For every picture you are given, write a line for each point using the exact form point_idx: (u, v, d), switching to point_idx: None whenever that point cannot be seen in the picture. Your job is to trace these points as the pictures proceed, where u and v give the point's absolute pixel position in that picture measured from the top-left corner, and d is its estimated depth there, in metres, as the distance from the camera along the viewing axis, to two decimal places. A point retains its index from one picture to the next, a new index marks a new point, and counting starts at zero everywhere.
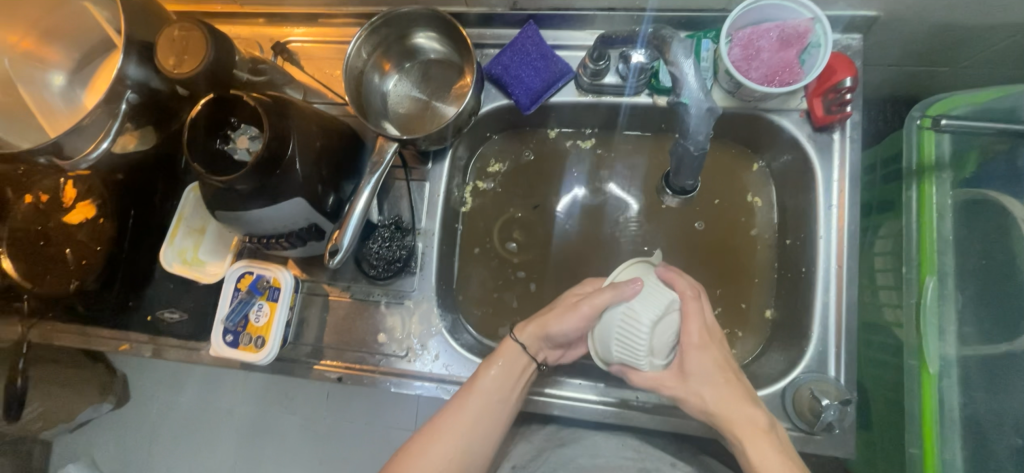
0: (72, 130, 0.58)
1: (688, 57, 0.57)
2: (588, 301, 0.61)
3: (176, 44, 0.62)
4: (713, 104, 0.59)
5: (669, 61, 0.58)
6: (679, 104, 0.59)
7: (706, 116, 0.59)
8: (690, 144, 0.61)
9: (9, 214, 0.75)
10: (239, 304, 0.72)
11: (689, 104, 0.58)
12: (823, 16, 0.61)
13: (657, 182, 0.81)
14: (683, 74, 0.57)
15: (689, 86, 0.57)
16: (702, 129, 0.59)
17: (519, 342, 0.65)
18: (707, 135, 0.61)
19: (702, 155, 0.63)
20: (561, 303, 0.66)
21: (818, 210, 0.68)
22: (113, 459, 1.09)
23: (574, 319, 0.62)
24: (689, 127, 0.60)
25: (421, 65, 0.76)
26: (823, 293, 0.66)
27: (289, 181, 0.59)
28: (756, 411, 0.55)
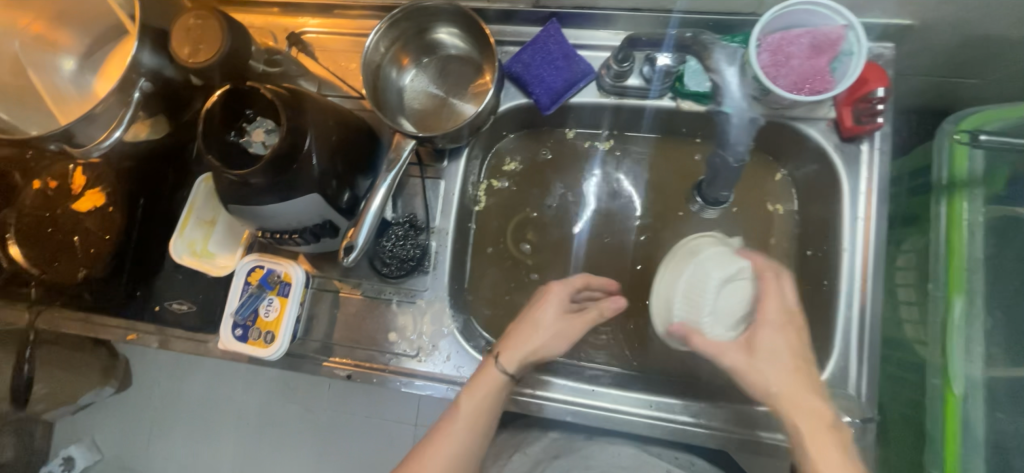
0: (85, 118, 0.57)
1: (733, 65, 0.63)
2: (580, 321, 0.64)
3: (192, 33, 0.60)
4: (755, 114, 0.66)
5: (710, 67, 0.63)
6: (723, 110, 0.66)
7: (746, 124, 0.65)
8: (731, 155, 0.63)
9: (18, 199, 0.75)
10: (250, 299, 0.71)
11: (732, 112, 0.65)
12: (857, 23, 0.60)
13: (688, 190, 0.79)
14: (726, 82, 0.64)
15: (732, 95, 0.65)
16: (742, 141, 0.63)
17: (501, 370, 0.62)
18: (748, 148, 0.63)
19: (742, 167, 0.64)
20: (535, 319, 0.64)
21: (843, 222, 0.66)
22: (115, 446, 1.10)
23: (564, 340, 0.63)
24: (729, 137, 0.65)
25: (440, 60, 0.74)
26: (845, 307, 0.65)
27: (305, 177, 0.58)
28: (820, 406, 0.54)
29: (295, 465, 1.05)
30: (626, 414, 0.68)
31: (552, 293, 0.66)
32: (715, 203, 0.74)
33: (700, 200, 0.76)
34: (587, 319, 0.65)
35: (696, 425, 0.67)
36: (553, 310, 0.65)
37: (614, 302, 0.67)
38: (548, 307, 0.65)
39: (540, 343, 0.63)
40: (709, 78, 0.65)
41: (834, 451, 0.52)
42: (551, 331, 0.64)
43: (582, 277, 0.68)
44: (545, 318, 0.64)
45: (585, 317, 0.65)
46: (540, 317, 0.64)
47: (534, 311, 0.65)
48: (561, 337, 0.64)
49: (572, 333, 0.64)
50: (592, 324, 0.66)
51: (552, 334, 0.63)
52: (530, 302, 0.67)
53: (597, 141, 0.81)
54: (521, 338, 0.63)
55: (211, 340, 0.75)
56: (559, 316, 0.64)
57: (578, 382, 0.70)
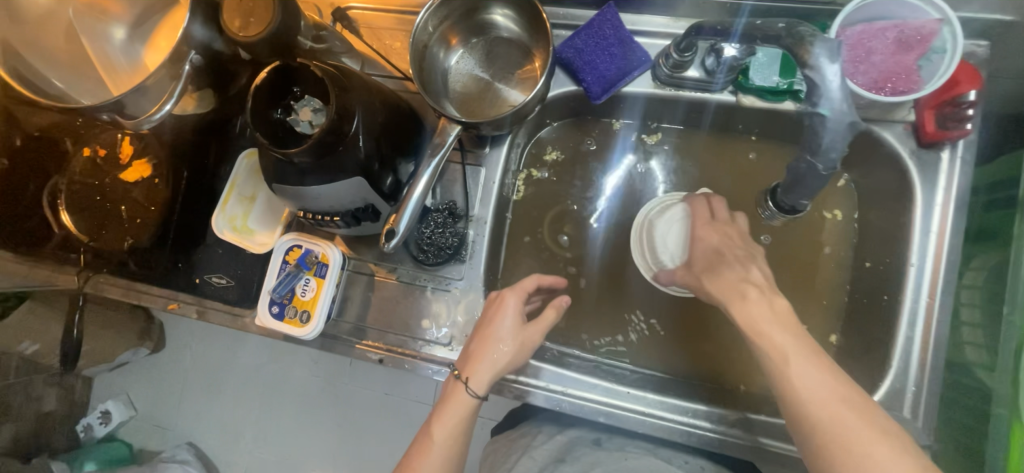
0: (137, 89, 0.57)
1: (836, 62, 0.49)
2: (534, 331, 0.63)
3: (244, 4, 0.59)
4: (857, 120, 0.50)
5: (808, 64, 0.50)
6: (815, 114, 0.51)
7: (845, 131, 0.50)
8: (820, 164, 0.52)
9: (67, 167, 0.76)
10: (287, 278, 0.71)
11: (829, 117, 0.50)
12: (954, 18, 0.54)
13: (759, 194, 0.74)
14: (821, 83, 0.50)
15: (830, 94, 0.49)
16: (837, 148, 0.51)
17: (472, 392, 0.60)
18: (843, 153, 0.51)
19: (831, 177, 0.54)
20: (493, 332, 0.62)
21: (913, 234, 0.62)
22: (150, 404, 1.14)
23: (521, 351, 0.62)
24: (821, 141, 0.51)
25: (488, 41, 0.71)
26: (907, 325, 0.62)
27: (350, 159, 0.57)
28: (753, 294, 0.57)
29: (314, 436, 1.07)
30: (661, 419, 0.66)
31: (507, 304, 0.63)
32: (791, 212, 0.68)
33: (773, 208, 0.70)
34: (542, 323, 0.64)
35: (735, 436, 0.64)
36: (512, 321, 0.63)
37: (561, 300, 0.66)
38: (507, 319, 0.62)
39: (507, 358, 0.61)
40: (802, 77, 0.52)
41: (766, 321, 0.55)
42: (513, 342, 0.62)
43: (532, 281, 0.66)
44: (505, 331, 0.62)
45: (541, 321, 0.64)
46: (500, 330, 0.62)
47: (493, 325, 0.62)
48: (524, 345, 0.63)
49: (533, 339, 0.63)
50: (548, 326, 0.65)
51: (516, 345, 0.62)
52: (487, 314, 0.64)
53: (643, 134, 0.78)
54: (487, 356, 0.61)
55: (246, 316, 0.76)
56: (518, 325, 0.63)
57: (613, 383, 0.68)
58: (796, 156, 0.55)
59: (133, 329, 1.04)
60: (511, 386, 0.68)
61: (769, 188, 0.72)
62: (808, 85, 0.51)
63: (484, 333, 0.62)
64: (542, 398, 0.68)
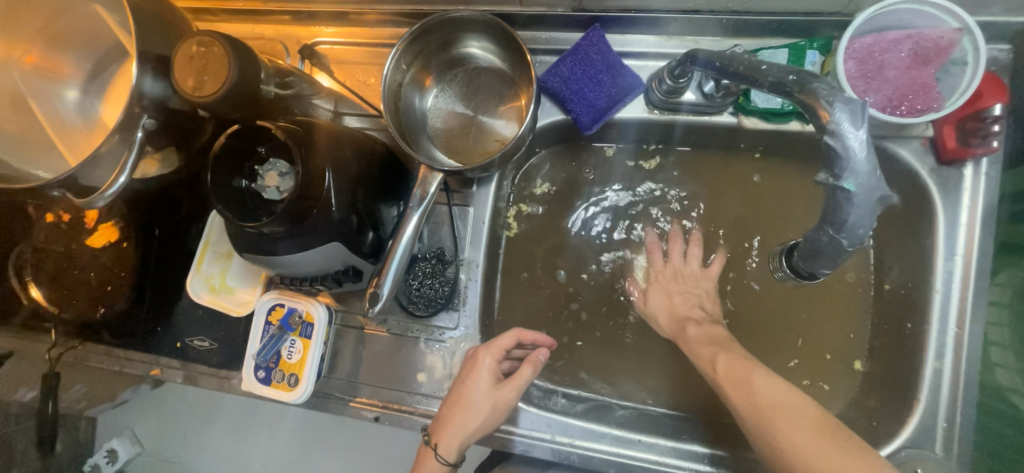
0: (90, 161, 0.52)
1: (860, 127, 0.39)
2: (509, 389, 0.60)
3: (195, 62, 0.53)
4: (886, 191, 0.42)
5: (826, 131, 0.40)
6: (838, 189, 0.42)
7: (874, 206, 0.42)
8: (844, 238, 0.45)
9: (30, 235, 0.72)
10: (271, 340, 0.67)
11: (856, 192, 0.41)
12: (975, 26, 0.50)
13: (777, 245, 0.69)
14: (842, 156, 0.40)
15: (855, 166, 0.40)
16: (865, 224, 0.43)
17: (439, 457, 0.58)
18: (870, 229, 0.44)
19: (857, 250, 0.47)
20: (463, 393, 0.59)
21: (937, 258, 0.59)
22: (155, 439, 0.91)
23: (493, 412, 0.59)
24: (847, 219, 0.43)
25: (466, 74, 0.66)
26: (933, 356, 0.59)
27: (324, 223, 0.53)
28: (693, 330, 0.64)
29: None
30: (678, 469, 0.62)
31: (481, 364, 0.60)
32: (808, 277, 0.60)
33: (788, 271, 0.63)
34: (518, 382, 0.60)
35: None
36: (484, 382, 0.59)
37: (539, 355, 0.61)
38: (479, 382, 0.59)
39: (478, 421, 0.59)
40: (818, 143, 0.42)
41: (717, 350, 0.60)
42: (485, 404, 0.59)
43: (510, 337, 0.61)
44: (477, 393, 0.59)
45: (517, 379, 0.60)
46: (471, 391, 0.59)
47: (465, 387, 0.60)
48: (498, 407, 0.60)
49: (507, 399, 0.60)
50: (526, 384, 0.61)
51: (488, 407, 0.59)
52: (461, 374, 0.61)
53: (642, 159, 0.72)
54: (457, 420, 0.59)
55: (233, 377, 0.71)
56: (491, 386, 0.59)
57: (624, 430, 0.64)
58: (816, 225, 0.48)
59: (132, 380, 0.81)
60: (511, 440, 0.64)
61: (784, 248, 0.65)
62: (826, 152, 0.42)
63: (455, 394, 0.60)
64: (548, 451, 0.64)
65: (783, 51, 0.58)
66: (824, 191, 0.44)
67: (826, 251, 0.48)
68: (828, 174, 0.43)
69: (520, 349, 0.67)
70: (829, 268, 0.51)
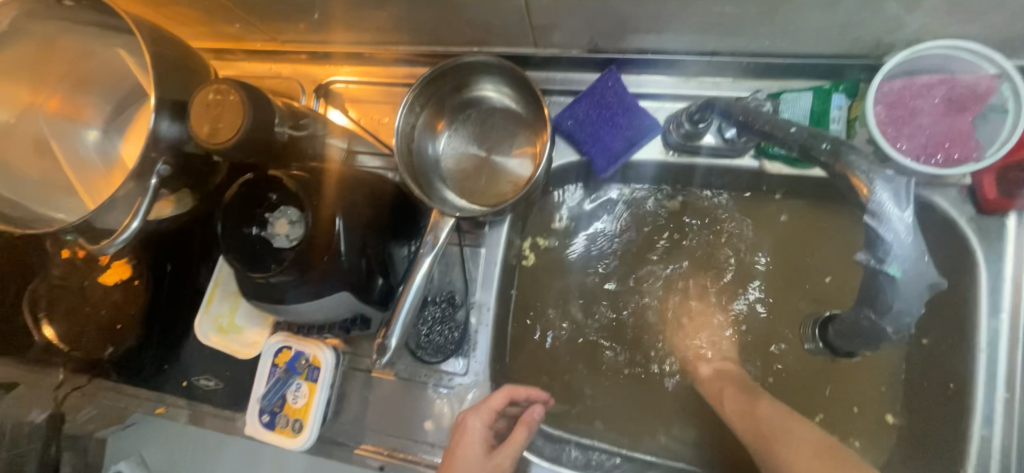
0: (104, 205, 0.52)
1: (905, 209, 0.42)
2: (503, 455, 0.57)
3: (211, 110, 0.53)
4: (934, 279, 0.44)
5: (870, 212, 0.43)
6: (881, 272, 0.44)
7: (921, 292, 0.44)
8: (889, 325, 0.46)
9: (47, 270, 0.72)
10: (278, 384, 0.65)
11: (902, 278, 0.43)
12: (1015, 72, 0.48)
13: (805, 291, 0.65)
14: (885, 236, 0.43)
15: (898, 250, 0.43)
16: (910, 309, 0.45)
17: None
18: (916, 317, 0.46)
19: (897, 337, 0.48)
20: (453, 466, 0.56)
21: (981, 313, 0.55)
22: None
23: None
24: (892, 305, 0.45)
25: (478, 115, 0.65)
26: (983, 421, 0.55)
27: (333, 273, 0.51)
28: (703, 366, 0.64)
29: None
30: None
31: (472, 428, 0.58)
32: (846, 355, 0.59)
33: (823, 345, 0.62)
34: (513, 444, 0.58)
35: None
36: (476, 450, 0.57)
37: (534, 413, 0.60)
38: (470, 449, 0.57)
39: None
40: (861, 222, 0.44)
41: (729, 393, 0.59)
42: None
43: (502, 395, 0.60)
44: (470, 463, 0.56)
45: (511, 443, 0.58)
46: (463, 461, 0.56)
47: (456, 457, 0.57)
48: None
49: (502, 466, 0.57)
50: (520, 448, 0.58)
51: None
52: (451, 443, 0.59)
53: (661, 196, 0.69)
54: None
55: (238, 418, 0.70)
56: (484, 451, 0.57)
57: None
58: (854, 308, 0.48)
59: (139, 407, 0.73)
60: None
61: (819, 318, 0.63)
62: (871, 234, 0.44)
63: (444, 468, 0.57)
64: None
65: (808, 96, 0.56)
66: (864, 272, 0.46)
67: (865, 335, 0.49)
68: (869, 255, 0.45)
69: (513, 407, 0.64)
70: (866, 348, 0.52)
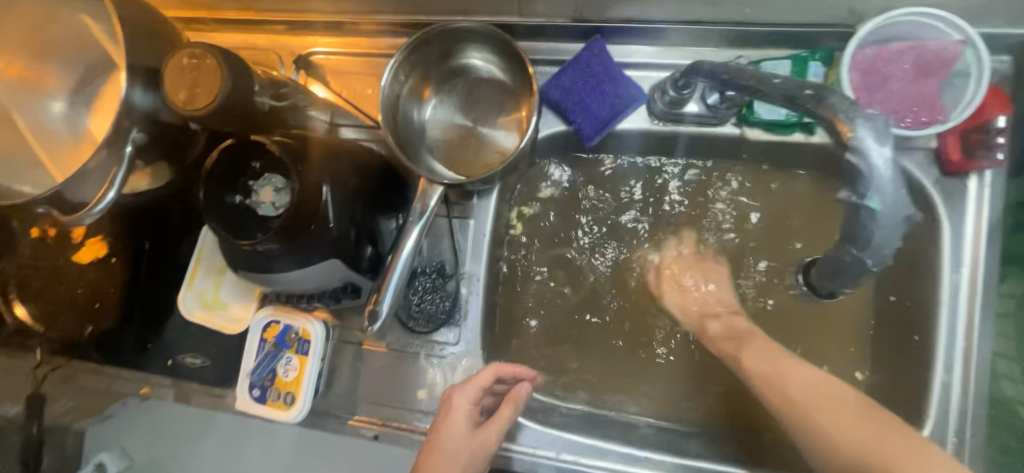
0: (76, 177, 0.50)
1: (885, 143, 0.41)
2: (489, 431, 0.58)
3: (187, 75, 0.51)
4: (910, 211, 0.43)
5: (849, 148, 0.41)
6: (862, 207, 0.43)
7: (900, 224, 0.43)
8: (869, 259, 0.45)
9: (14, 251, 0.69)
10: (267, 358, 0.65)
11: (881, 210, 0.43)
12: (977, 39, 0.50)
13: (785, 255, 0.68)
14: (863, 172, 0.42)
15: (880, 183, 0.42)
16: (890, 242, 0.44)
17: None
18: (896, 248, 0.45)
19: (879, 270, 0.47)
20: (438, 442, 0.57)
21: (941, 269, 0.59)
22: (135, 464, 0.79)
23: (473, 459, 0.57)
24: (871, 238, 0.44)
25: (464, 83, 0.65)
26: (942, 369, 0.59)
27: (322, 240, 0.51)
28: (712, 324, 0.64)
29: None
30: None
31: (457, 407, 0.59)
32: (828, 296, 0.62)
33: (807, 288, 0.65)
34: (499, 421, 0.59)
35: None
36: (462, 427, 0.58)
37: (520, 391, 0.61)
38: (456, 426, 0.58)
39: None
40: (843, 158, 0.43)
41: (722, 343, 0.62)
42: (464, 450, 0.57)
43: (489, 373, 0.60)
44: (456, 439, 0.57)
45: (498, 420, 0.59)
46: (449, 438, 0.57)
47: (441, 435, 0.58)
48: (478, 452, 0.57)
49: (489, 443, 0.58)
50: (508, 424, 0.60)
51: (467, 455, 0.57)
52: (437, 420, 0.59)
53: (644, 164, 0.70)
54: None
55: (228, 395, 0.69)
56: (470, 428, 0.58)
57: (630, 447, 0.63)
58: (836, 246, 0.49)
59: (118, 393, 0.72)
60: (520, 459, 0.63)
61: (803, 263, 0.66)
62: (851, 170, 0.43)
63: (430, 443, 0.58)
64: (553, 469, 0.63)
65: (786, 63, 0.57)
66: (846, 210, 0.45)
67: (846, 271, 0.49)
68: (851, 192, 0.44)
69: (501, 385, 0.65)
70: (849, 286, 0.52)
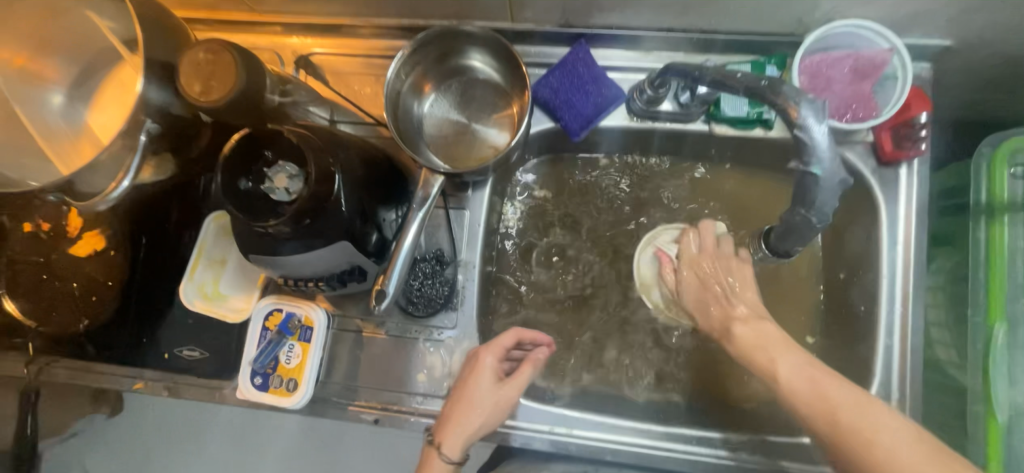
0: (89, 167, 0.52)
1: (822, 121, 0.48)
2: (510, 386, 0.64)
3: (203, 69, 0.55)
4: (844, 175, 0.51)
5: (793, 124, 0.49)
6: (808, 173, 0.50)
7: (836, 187, 0.51)
8: (814, 216, 0.53)
9: (7, 244, 0.69)
10: (269, 346, 0.67)
11: (822, 176, 0.50)
12: (902, 47, 0.59)
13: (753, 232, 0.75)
14: (809, 143, 0.48)
15: (822, 155, 0.49)
16: (830, 202, 0.51)
17: (446, 458, 0.61)
18: (833, 207, 0.52)
19: (823, 227, 0.54)
20: (464, 393, 0.63)
21: (884, 247, 0.67)
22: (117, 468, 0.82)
23: (497, 409, 0.63)
24: (815, 199, 0.51)
25: (463, 82, 0.70)
26: (885, 334, 0.67)
27: (332, 224, 0.54)
28: (740, 328, 0.65)
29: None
30: (667, 449, 0.66)
31: (483, 363, 0.63)
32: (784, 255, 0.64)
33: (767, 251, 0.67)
34: (519, 380, 0.64)
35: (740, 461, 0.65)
36: (486, 382, 0.63)
37: (538, 354, 0.65)
38: (481, 380, 0.63)
39: (481, 420, 0.62)
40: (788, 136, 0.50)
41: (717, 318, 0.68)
42: (488, 403, 0.62)
43: (510, 337, 0.65)
44: (480, 392, 0.62)
45: (518, 378, 0.64)
46: (475, 391, 0.62)
47: (468, 387, 0.63)
48: (499, 404, 0.63)
49: (509, 397, 0.63)
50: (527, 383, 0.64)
51: (490, 406, 0.62)
52: (464, 373, 0.64)
53: (626, 160, 0.77)
54: (461, 420, 0.61)
55: (224, 386, 0.70)
56: (493, 384, 0.63)
57: (618, 418, 0.68)
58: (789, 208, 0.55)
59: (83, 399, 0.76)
60: (518, 435, 0.67)
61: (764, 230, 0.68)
62: (796, 143, 0.50)
63: (457, 394, 0.63)
64: (547, 442, 0.67)
65: (747, 67, 0.65)
66: (795, 177, 0.52)
67: (796, 230, 0.55)
68: (798, 162, 0.51)
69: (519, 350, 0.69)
70: (801, 244, 0.58)
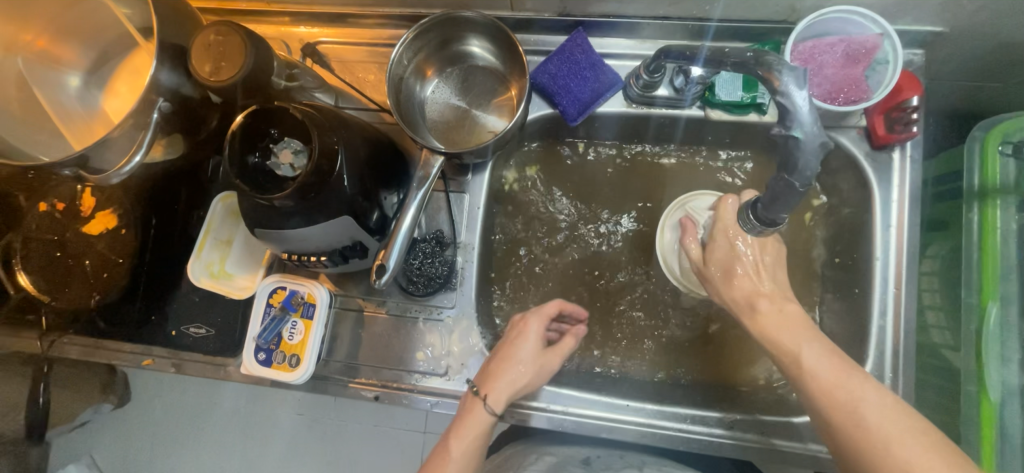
0: (101, 143, 0.54)
1: (803, 88, 0.48)
2: (553, 352, 0.66)
3: (212, 50, 0.58)
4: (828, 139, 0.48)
5: (776, 90, 0.48)
6: (789, 137, 0.48)
7: (818, 151, 0.48)
8: (796, 181, 0.49)
9: (21, 223, 0.72)
10: (273, 322, 0.69)
11: (803, 139, 0.47)
12: (892, 32, 0.61)
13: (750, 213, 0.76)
14: (793, 108, 0.47)
15: (802, 118, 0.47)
16: (812, 165, 0.48)
17: (490, 411, 0.61)
18: (817, 170, 0.49)
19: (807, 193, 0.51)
20: (510, 351, 0.64)
21: (875, 230, 0.68)
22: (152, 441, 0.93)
23: (540, 371, 0.64)
24: (798, 163, 0.48)
25: (464, 69, 0.72)
26: (879, 314, 0.67)
27: (335, 199, 0.56)
28: (765, 305, 0.62)
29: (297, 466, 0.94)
30: (662, 428, 0.67)
31: (529, 330, 0.65)
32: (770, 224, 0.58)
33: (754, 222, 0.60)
34: (562, 349, 0.67)
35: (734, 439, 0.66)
36: (532, 344, 0.65)
37: (579, 328, 0.69)
38: (528, 342, 0.64)
39: (526, 378, 0.63)
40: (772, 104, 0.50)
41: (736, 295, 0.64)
42: (532, 365, 0.64)
43: (556, 307, 0.68)
44: (526, 352, 0.64)
45: (561, 347, 0.67)
46: (521, 351, 0.64)
47: (514, 346, 0.64)
48: (543, 367, 0.65)
49: (551, 363, 0.65)
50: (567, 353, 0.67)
51: (535, 367, 0.64)
52: (509, 337, 0.66)
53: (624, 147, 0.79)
54: (507, 375, 0.63)
55: (229, 364, 0.71)
56: (539, 349, 0.65)
57: (613, 397, 0.68)
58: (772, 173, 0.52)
59: (95, 385, 0.87)
60: (515, 411, 0.68)
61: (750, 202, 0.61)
62: (779, 109, 0.49)
63: (503, 351, 0.65)
64: (544, 420, 0.68)
65: None
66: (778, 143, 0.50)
67: (781, 196, 0.52)
68: (780, 127, 0.49)
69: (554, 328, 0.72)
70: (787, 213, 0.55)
